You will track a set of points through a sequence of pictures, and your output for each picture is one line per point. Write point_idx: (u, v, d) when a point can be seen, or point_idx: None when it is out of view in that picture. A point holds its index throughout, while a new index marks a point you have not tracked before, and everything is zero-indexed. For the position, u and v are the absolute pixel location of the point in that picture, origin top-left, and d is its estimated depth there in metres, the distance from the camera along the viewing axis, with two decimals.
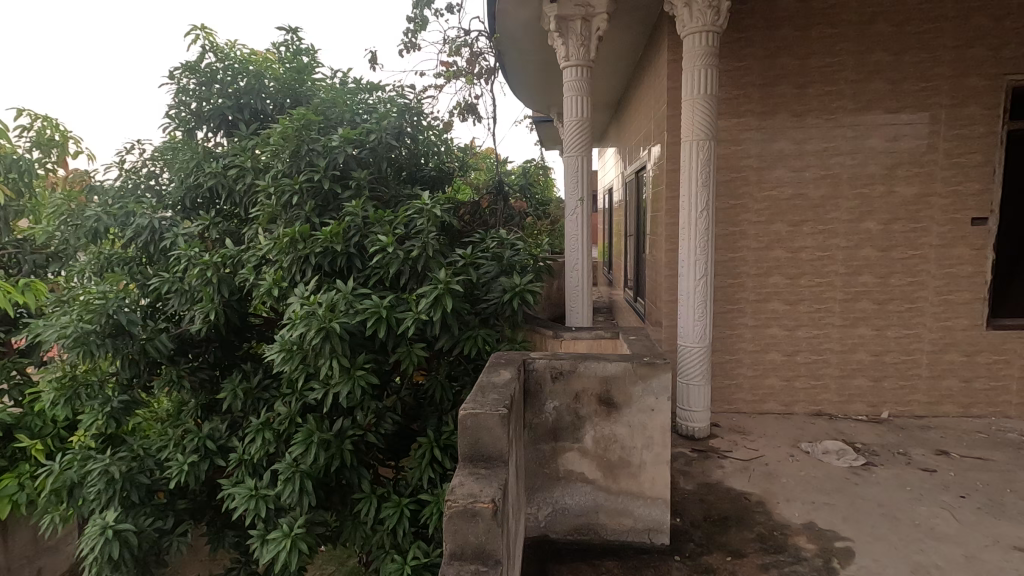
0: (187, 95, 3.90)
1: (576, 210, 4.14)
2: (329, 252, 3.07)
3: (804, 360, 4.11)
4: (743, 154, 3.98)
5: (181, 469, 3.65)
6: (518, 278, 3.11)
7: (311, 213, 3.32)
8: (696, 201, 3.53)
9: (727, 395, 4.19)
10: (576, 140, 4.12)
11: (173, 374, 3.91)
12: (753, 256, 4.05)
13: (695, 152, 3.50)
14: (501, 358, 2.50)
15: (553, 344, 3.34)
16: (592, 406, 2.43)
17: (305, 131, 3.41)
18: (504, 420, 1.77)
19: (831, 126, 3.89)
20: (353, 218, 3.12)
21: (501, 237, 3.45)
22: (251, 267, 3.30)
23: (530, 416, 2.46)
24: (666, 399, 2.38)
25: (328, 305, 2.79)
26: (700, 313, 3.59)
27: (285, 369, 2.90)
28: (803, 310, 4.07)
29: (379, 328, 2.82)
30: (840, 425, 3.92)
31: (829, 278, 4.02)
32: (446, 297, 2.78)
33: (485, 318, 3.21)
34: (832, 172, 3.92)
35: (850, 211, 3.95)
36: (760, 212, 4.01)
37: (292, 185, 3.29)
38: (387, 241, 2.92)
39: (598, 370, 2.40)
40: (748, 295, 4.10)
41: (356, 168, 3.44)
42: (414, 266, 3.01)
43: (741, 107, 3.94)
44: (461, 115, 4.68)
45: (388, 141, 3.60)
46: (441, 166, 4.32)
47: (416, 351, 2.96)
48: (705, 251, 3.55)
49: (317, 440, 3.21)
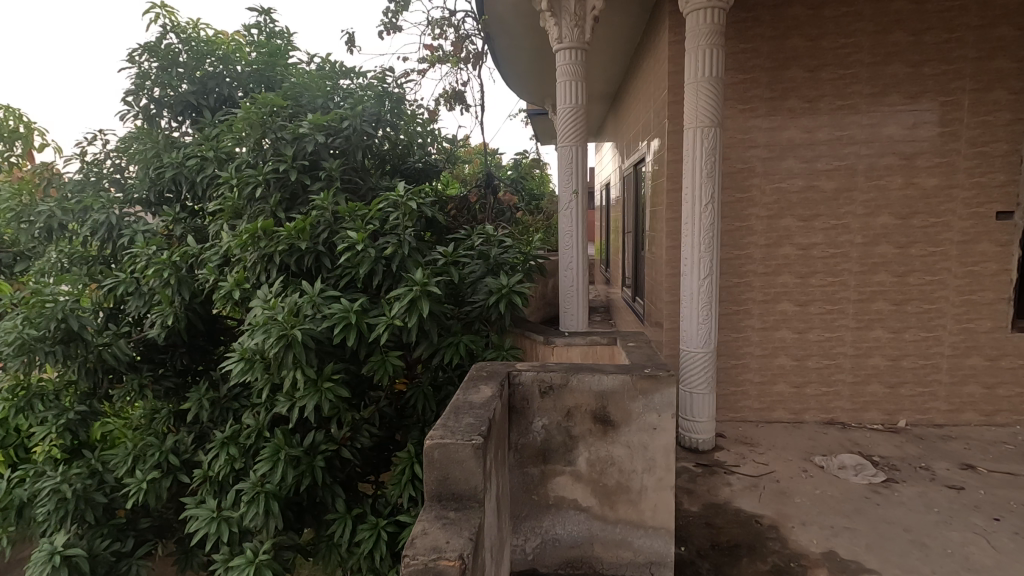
0: (146, 79, 3.57)
1: (570, 203, 3.84)
2: (295, 249, 2.77)
3: (815, 365, 3.83)
4: (750, 144, 3.68)
5: (140, 487, 3.36)
6: (505, 278, 2.82)
7: (274, 207, 3.00)
8: (700, 193, 3.23)
9: (733, 403, 3.90)
10: (570, 128, 3.81)
11: (134, 383, 3.61)
12: (761, 253, 3.76)
13: (699, 140, 3.20)
14: (482, 370, 2.22)
15: (543, 352, 2.99)
16: (585, 424, 2.13)
17: (271, 117, 3.13)
18: (478, 451, 1.48)
19: (845, 113, 3.60)
20: (321, 213, 2.83)
21: (487, 234, 3.16)
22: (212, 267, 3.00)
23: (515, 437, 2.17)
24: (669, 416, 2.09)
25: (290, 310, 2.49)
26: (706, 314, 3.30)
27: (246, 380, 2.61)
28: (814, 311, 3.78)
29: (348, 335, 2.51)
30: (854, 436, 3.64)
31: (843, 278, 3.74)
32: (422, 300, 2.46)
33: (469, 322, 2.92)
34: (847, 162, 3.63)
35: (865, 206, 3.66)
36: (768, 206, 3.72)
37: (256, 177, 2.98)
38: (357, 237, 2.61)
39: (593, 384, 2.11)
40: (756, 296, 3.81)
41: (327, 158, 3.13)
42: (388, 266, 2.70)
43: (748, 93, 3.64)
44: (448, 103, 4.40)
45: (363, 129, 3.28)
46: (428, 158, 4.02)
47: (391, 359, 2.64)
48: (710, 248, 3.25)
49: (284, 457, 2.92)
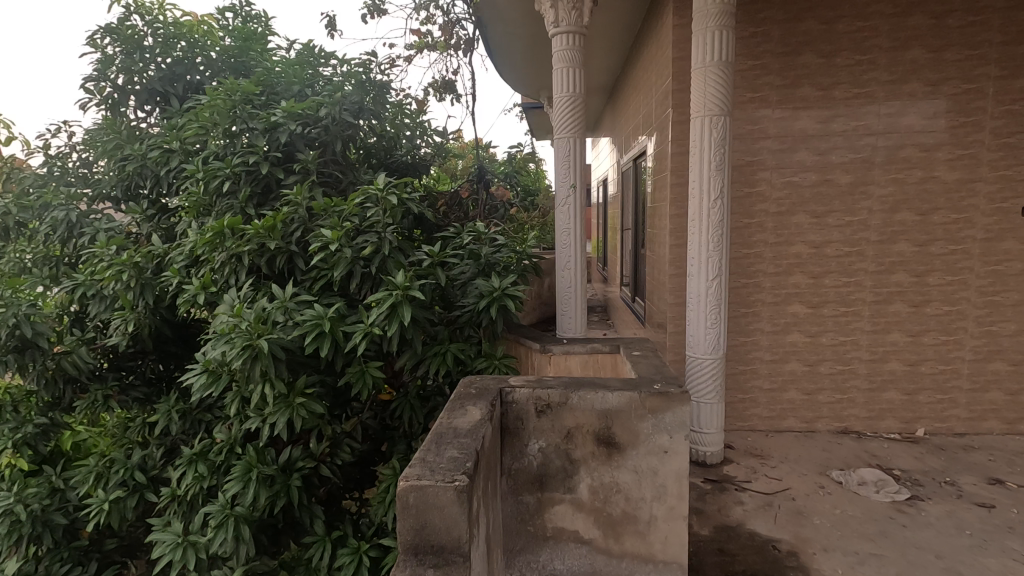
0: (109, 65, 3.30)
1: (567, 199, 3.59)
2: (265, 250, 2.51)
3: (828, 371, 3.61)
4: (760, 135, 3.44)
5: (101, 508, 3.10)
6: (497, 280, 2.57)
7: (242, 203, 2.73)
8: (708, 187, 2.99)
9: (741, 412, 3.67)
10: (566, 119, 3.57)
11: (98, 395, 3.35)
12: (771, 252, 3.53)
13: (707, 130, 2.96)
14: (470, 387, 1.96)
15: (539, 361, 2.73)
16: (587, 446, 1.89)
17: (242, 105, 2.87)
18: (461, 495, 1.24)
19: (861, 102, 3.37)
20: (295, 209, 2.57)
21: (478, 233, 2.91)
22: (177, 268, 2.73)
23: (508, 461, 1.93)
24: (682, 438, 1.86)
25: (257, 317, 2.23)
26: (714, 318, 3.06)
27: (209, 395, 2.35)
28: (827, 314, 3.55)
29: (322, 345, 2.25)
30: (871, 447, 3.41)
31: (858, 278, 3.51)
32: (404, 305, 2.20)
33: (457, 329, 2.67)
34: (863, 155, 3.40)
35: (882, 201, 3.43)
36: (779, 202, 3.48)
37: (223, 170, 2.71)
38: (331, 236, 2.35)
39: (595, 403, 1.87)
40: (766, 297, 3.57)
41: (303, 149, 2.87)
42: (367, 268, 2.44)
43: (758, 80, 3.40)
44: (438, 93, 4.14)
45: (344, 118, 3.02)
46: (416, 152, 3.76)
47: (371, 371, 2.38)
48: (719, 246, 3.01)
49: (256, 476, 2.66)
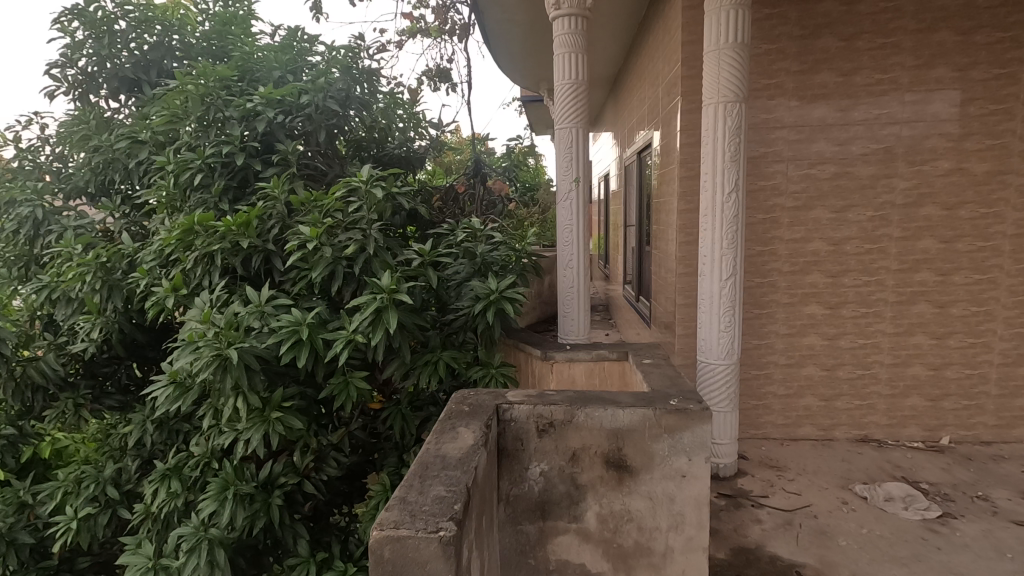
0: (76, 49, 3.08)
1: (568, 195, 3.37)
2: (240, 248, 2.29)
3: (847, 376, 3.39)
4: (775, 124, 3.22)
5: (69, 526, 2.89)
6: (493, 281, 2.36)
7: (216, 198, 2.50)
8: (722, 179, 2.77)
9: (754, 420, 3.45)
10: (568, 110, 3.34)
11: (68, 404, 3.13)
12: (787, 250, 3.31)
13: (721, 119, 2.74)
14: (463, 403, 1.74)
15: (540, 369, 2.52)
16: (595, 470, 1.68)
17: (217, 91, 2.64)
18: (447, 548, 1.03)
19: (884, 88, 3.14)
20: (272, 204, 2.34)
21: (473, 230, 2.70)
22: (145, 269, 2.51)
23: (507, 487, 1.71)
24: (702, 460, 1.65)
25: (228, 323, 2.02)
26: (728, 321, 2.85)
27: (176, 409, 2.13)
28: (846, 316, 3.34)
29: (299, 354, 2.03)
30: (893, 457, 3.20)
31: (880, 277, 3.29)
32: (390, 310, 1.98)
33: (450, 334, 2.46)
34: (886, 145, 3.18)
35: (906, 195, 3.21)
36: (795, 196, 3.26)
37: (195, 162, 2.47)
38: (309, 233, 2.12)
39: (604, 421, 1.66)
40: (781, 298, 3.35)
41: (284, 138, 2.63)
42: (350, 269, 2.22)
43: (773, 65, 3.18)
44: (431, 82, 3.92)
45: (328, 106, 2.78)
46: (407, 143, 3.50)
47: (355, 382, 2.17)
48: (733, 244, 2.80)
49: (232, 495, 2.44)
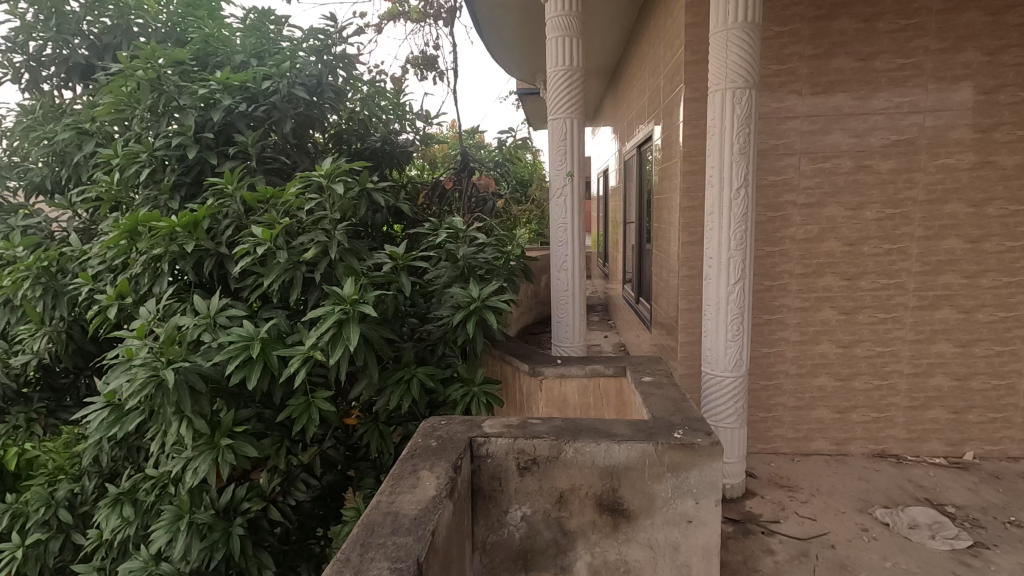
0: (22, 31, 2.81)
1: (562, 190, 3.12)
2: (191, 252, 2.04)
3: (863, 387, 3.14)
4: (787, 114, 2.96)
5: (16, 554, 2.65)
6: (475, 289, 2.10)
7: (167, 195, 2.25)
8: (730, 175, 2.51)
9: (762, 433, 3.20)
10: (562, 98, 3.07)
11: (18, 419, 2.89)
12: (799, 251, 3.05)
13: (729, 107, 2.48)
14: (431, 436, 1.49)
15: (528, 385, 2.27)
16: (586, 514, 1.43)
17: (169, 76, 2.37)
18: None
19: (906, 74, 2.88)
20: (226, 202, 2.08)
21: (455, 230, 2.44)
22: (89, 274, 2.26)
23: (482, 534, 1.46)
24: (711, 504, 1.40)
25: (168, 337, 1.77)
26: (737, 329, 2.59)
27: (114, 434, 1.88)
28: (862, 321, 3.08)
29: (250, 373, 1.79)
30: (915, 475, 2.96)
31: (900, 280, 3.04)
32: (352, 323, 1.73)
33: (428, 346, 2.22)
34: (908, 136, 2.92)
35: (929, 190, 2.95)
36: (808, 191, 3.01)
37: (143, 155, 2.23)
38: (262, 235, 1.87)
39: (596, 458, 1.41)
40: (792, 302, 3.10)
41: (244, 129, 2.37)
42: (311, 275, 1.97)
43: (785, 49, 2.91)
44: (417, 71, 3.67)
45: (296, 93, 2.52)
46: (390, 135, 3.23)
47: (318, 403, 1.92)
48: (742, 244, 2.54)
49: (187, 525, 2.20)
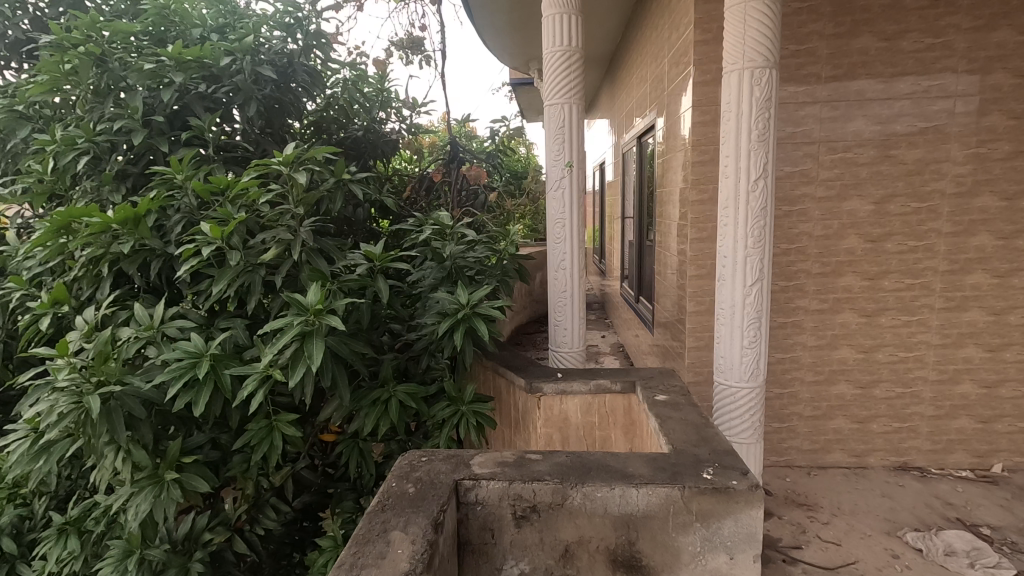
0: None
1: (560, 183, 2.85)
2: (133, 252, 1.76)
3: (884, 395, 2.91)
4: (805, 99, 2.71)
5: None
6: (464, 294, 1.84)
7: (109, 186, 1.99)
8: (748, 165, 2.25)
9: (776, 445, 2.97)
10: (560, 83, 2.81)
11: None
12: (817, 248, 2.81)
13: (747, 88, 2.22)
14: (412, 479, 1.29)
15: (523, 402, 2.02)
16: (596, 570, 1.25)
17: (115, 50, 2.08)
18: None
19: (936, 55, 2.64)
20: (176, 194, 1.80)
21: (441, 226, 2.18)
22: (23, 276, 1.98)
23: None
24: (747, 559, 1.21)
25: (99, 354, 1.49)
26: (753, 336, 2.35)
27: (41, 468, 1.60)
28: (885, 325, 2.85)
29: (197, 397, 1.51)
30: (941, 490, 2.73)
31: (926, 279, 2.80)
32: (316, 337, 1.46)
33: (411, 357, 1.98)
34: (936, 123, 2.68)
35: (959, 182, 2.71)
36: (828, 184, 2.76)
37: (82, 142, 1.96)
38: (211, 233, 1.58)
39: (607, 506, 1.23)
40: (809, 304, 2.86)
41: (201, 111, 2.09)
42: (272, 279, 1.70)
43: (804, 28, 2.66)
44: (402, 54, 3.38)
45: (261, 71, 2.22)
46: (373, 123, 2.96)
47: (282, 426, 1.67)
48: (760, 241, 2.29)
49: (135, 564, 1.90)
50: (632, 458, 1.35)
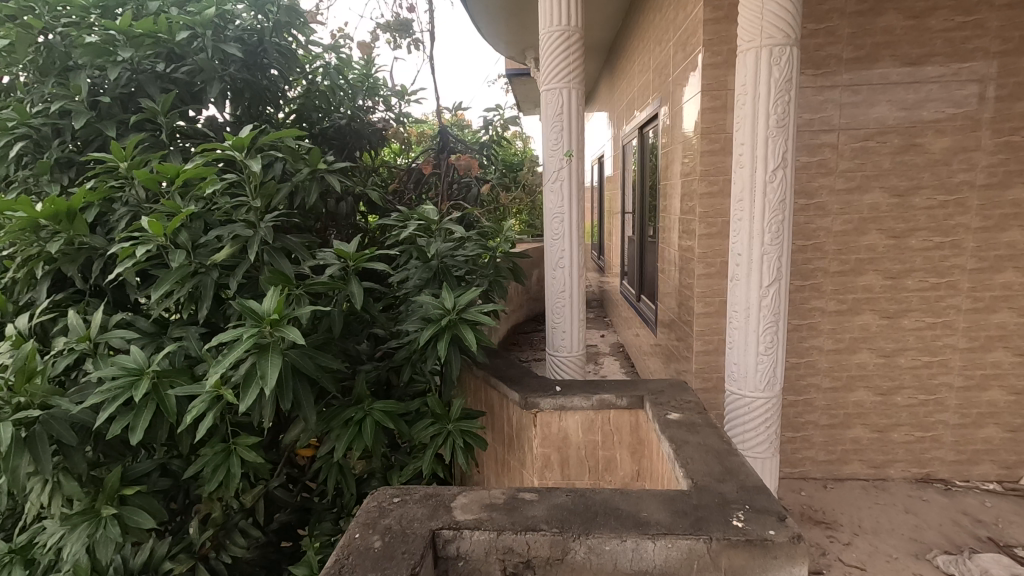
0: None
1: (559, 175, 2.64)
2: (71, 251, 1.55)
3: (906, 403, 2.71)
4: (824, 83, 2.49)
5: None
6: (449, 298, 1.63)
7: (48, 176, 1.78)
8: (765, 153, 2.04)
9: (790, 456, 2.77)
10: (559, 65, 2.58)
11: None
12: (835, 245, 2.61)
13: (764, 68, 2.00)
14: (383, 528, 1.10)
15: (516, 416, 1.82)
16: None
17: (55, 21, 1.85)
18: None
19: (967, 34, 2.43)
20: (120, 186, 1.59)
21: (427, 222, 1.97)
22: None
23: None
24: None
25: (20, 372, 1.28)
26: (770, 340, 2.14)
27: None
28: (907, 327, 2.65)
29: (136, 420, 1.30)
30: (969, 505, 2.54)
31: (952, 278, 2.60)
32: (270, 352, 1.25)
33: (392, 367, 1.78)
34: (965, 109, 2.47)
35: (990, 173, 2.51)
36: (848, 175, 2.55)
37: (17, 125, 1.78)
38: (152, 230, 1.37)
39: (620, 561, 1.06)
40: (826, 305, 2.66)
41: (154, 92, 1.86)
42: (228, 283, 1.49)
43: (824, 4, 2.44)
44: (389, 38, 3.15)
45: (224, 47, 1.99)
46: (357, 110, 2.73)
47: (240, 451, 1.47)
48: (778, 236, 2.08)
49: None
50: (645, 499, 1.17)
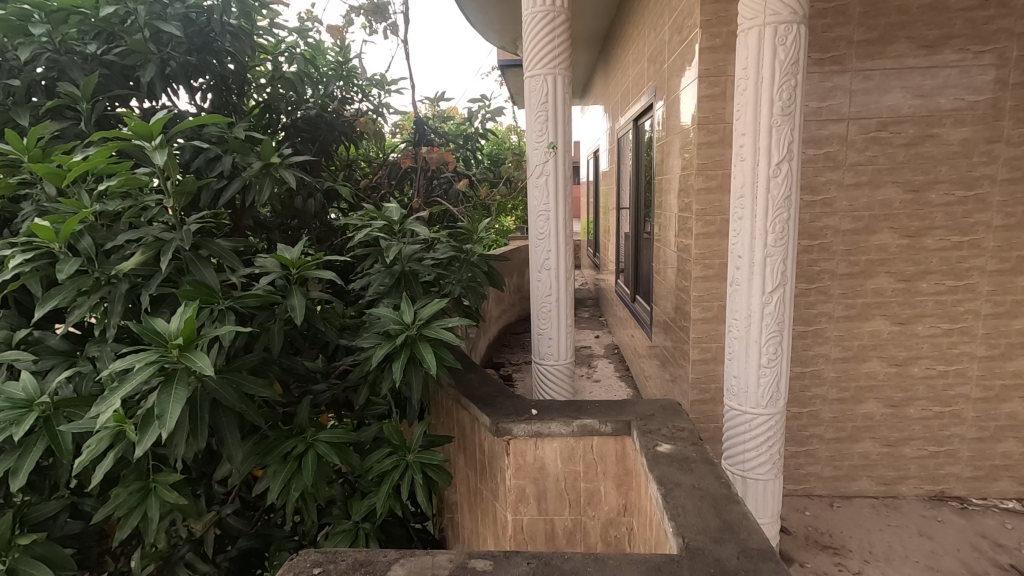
0: None
1: (543, 170, 2.43)
2: None
3: (919, 415, 2.51)
4: (834, 68, 2.28)
5: None
6: (408, 310, 1.43)
7: None
8: (768, 145, 1.83)
9: (793, 472, 2.57)
10: (544, 48, 2.36)
11: None
12: (843, 245, 2.40)
13: (767, 50, 1.78)
14: None
15: (489, 441, 1.66)
16: None
17: None
18: None
19: (991, 14, 2.21)
20: (24, 179, 1.41)
21: (390, 223, 1.77)
22: None
23: None
24: None
25: None
26: (773, 352, 1.94)
27: None
28: (920, 334, 2.45)
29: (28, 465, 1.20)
30: (987, 526, 2.35)
31: (971, 281, 2.39)
32: (175, 385, 1.08)
33: (348, 387, 1.63)
34: (987, 96, 2.26)
35: (1013, 166, 2.30)
36: (859, 168, 2.34)
37: None
38: (42, 232, 1.21)
39: None
40: (833, 310, 2.45)
41: (77, 75, 1.69)
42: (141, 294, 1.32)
43: None
44: (366, 21, 2.92)
45: (162, 26, 1.81)
46: (326, 98, 2.50)
47: (162, 491, 1.34)
48: (783, 238, 1.88)
49: None
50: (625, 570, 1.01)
